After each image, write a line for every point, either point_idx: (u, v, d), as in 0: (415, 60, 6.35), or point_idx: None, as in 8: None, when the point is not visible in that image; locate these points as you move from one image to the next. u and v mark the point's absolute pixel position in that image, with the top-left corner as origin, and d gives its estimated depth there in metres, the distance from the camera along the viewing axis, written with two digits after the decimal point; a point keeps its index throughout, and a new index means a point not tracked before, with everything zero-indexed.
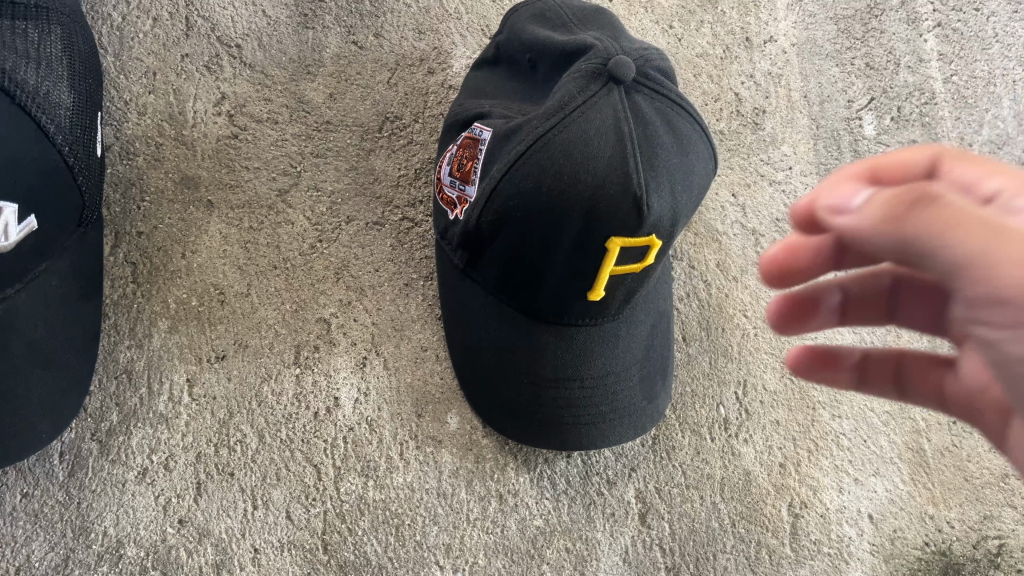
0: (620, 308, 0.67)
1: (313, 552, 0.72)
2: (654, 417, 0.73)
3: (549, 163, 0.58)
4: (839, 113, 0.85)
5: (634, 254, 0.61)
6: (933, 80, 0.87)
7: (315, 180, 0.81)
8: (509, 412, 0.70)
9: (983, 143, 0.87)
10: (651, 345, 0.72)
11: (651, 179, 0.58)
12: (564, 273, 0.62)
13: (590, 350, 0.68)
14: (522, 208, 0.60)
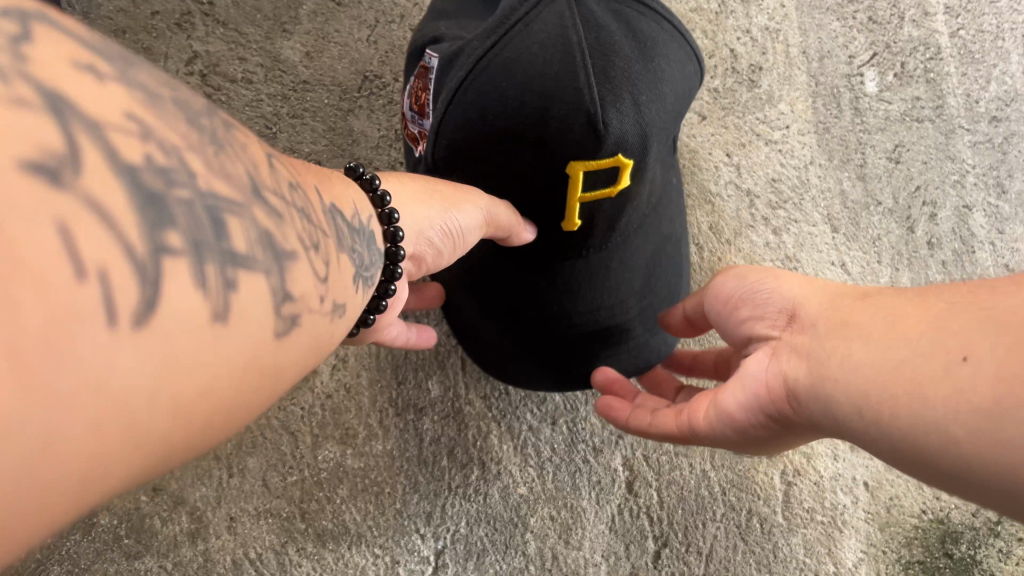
0: (606, 236, 0.58)
1: (290, 521, 0.69)
2: (650, 355, 0.68)
3: (490, 87, 0.49)
4: (839, 70, 0.81)
5: (607, 177, 0.52)
6: (939, 35, 0.82)
7: (292, 142, 0.80)
8: (505, 351, 0.67)
9: (990, 100, 0.81)
10: (651, 279, 0.64)
11: (609, 93, 0.48)
12: (528, 202, 0.54)
13: (577, 287, 0.61)
14: (468, 142, 0.51)
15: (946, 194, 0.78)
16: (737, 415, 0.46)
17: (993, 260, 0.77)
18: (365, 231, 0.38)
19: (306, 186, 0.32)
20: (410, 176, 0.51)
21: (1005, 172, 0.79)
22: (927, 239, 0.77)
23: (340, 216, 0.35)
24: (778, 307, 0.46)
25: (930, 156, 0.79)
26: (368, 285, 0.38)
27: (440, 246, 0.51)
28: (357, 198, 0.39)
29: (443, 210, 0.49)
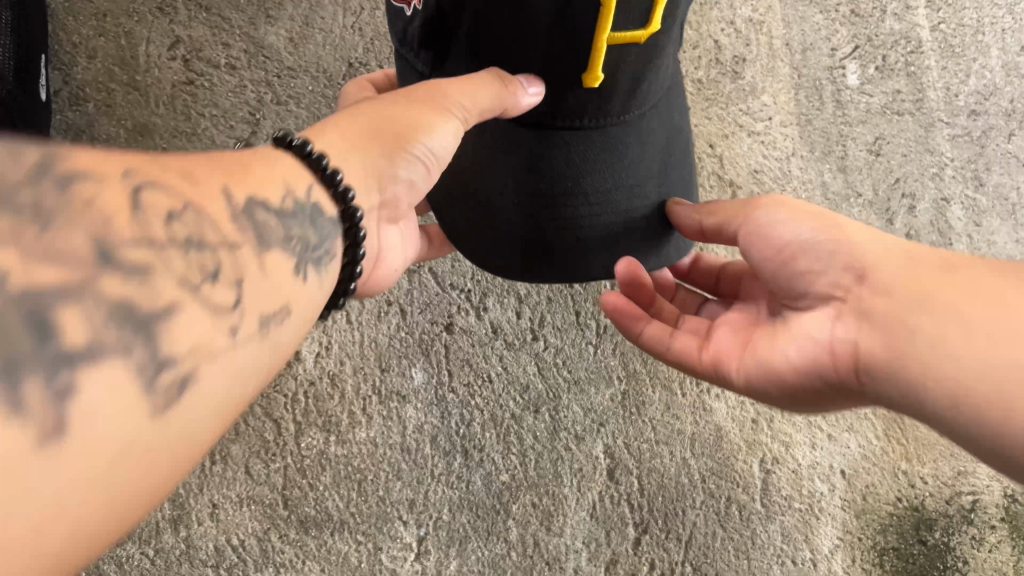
0: (628, 101, 0.51)
1: (272, 508, 0.70)
2: (675, 253, 0.58)
3: None
4: (822, 62, 0.81)
5: (639, 13, 0.45)
6: (921, 28, 0.83)
7: (276, 128, 0.83)
8: (503, 241, 0.55)
9: (970, 93, 0.82)
10: (669, 166, 0.57)
11: None
12: (544, 52, 0.47)
13: (593, 159, 0.52)
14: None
15: (925, 187, 0.79)
16: (792, 379, 0.49)
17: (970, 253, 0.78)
18: (300, 207, 0.40)
19: (201, 204, 0.33)
20: (369, 104, 0.49)
21: (982, 166, 0.80)
22: (906, 231, 0.77)
23: (252, 210, 0.36)
24: (849, 267, 0.48)
25: (909, 149, 0.79)
26: (330, 261, 0.42)
27: (433, 178, 0.52)
28: (285, 173, 0.40)
29: (412, 155, 0.48)
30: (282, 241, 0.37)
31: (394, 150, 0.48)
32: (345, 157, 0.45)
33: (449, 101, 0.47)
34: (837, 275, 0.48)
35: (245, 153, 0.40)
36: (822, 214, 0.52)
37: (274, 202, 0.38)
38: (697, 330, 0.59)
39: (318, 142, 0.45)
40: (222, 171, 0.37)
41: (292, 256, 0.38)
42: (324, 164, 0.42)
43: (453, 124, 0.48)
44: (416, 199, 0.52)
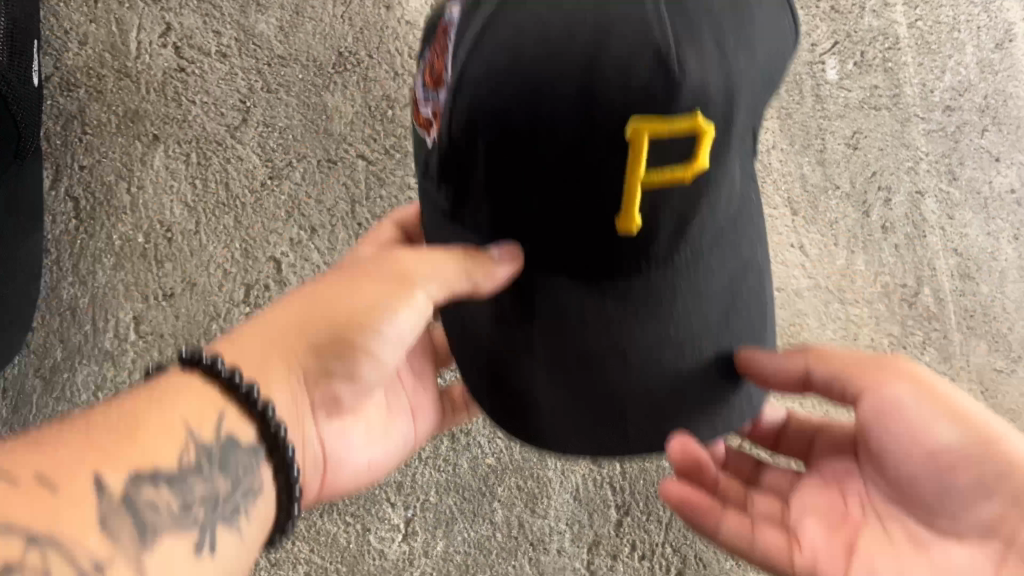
0: (672, 242, 0.42)
1: None
2: (729, 420, 0.48)
3: (529, 22, 0.38)
4: (802, 56, 0.78)
5: (680, 149, 0.38)
6: (898, 24, 0.80)
7: (266, 116, 0.84)
8: (539, 408, 0.48)
9: (945, 90, 0.79)
10: (736, 308, 0.47)
11: (682, 23, 0.37)
12: (549, 201, 0.41)
13: (636, 314, 0.44)
14: (493, 95, 0.39)
15: (900, 180, 0.76)
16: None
17: (943, 245, 0.74)
18: (206, 452, 0.41)
19: (66, 509, 0.34)
20: (313, 288, 0.48)
21: (956, 161, 0.77)
22: (882, 223, 0.74)
23: (140, 489, 0.37)
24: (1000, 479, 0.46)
25: (886, 143, 0.77)
26: (251, 506, 0.43)
27: (390, 367, 0.51)
28: (187, 411, 0.41)
29: (366, 347, 0.47)
30: (180, 513, 0.39)
31: (338, 345, 0.47)
32: (265, 360, 0.46)
33: (409, 275, 0.46)
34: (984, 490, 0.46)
35: (143, 392, 0.41)
36: (966, 407, 0.49)
37: (174, 463, 0.39)
38: (775, 502, 0.55)
39: (245, 357, 0.45)
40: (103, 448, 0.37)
41: (194, 526, 0.39)
42: (237, 382, 0.43)
43: (421, 295, 0.47)
44: (365, 388, 0.51)
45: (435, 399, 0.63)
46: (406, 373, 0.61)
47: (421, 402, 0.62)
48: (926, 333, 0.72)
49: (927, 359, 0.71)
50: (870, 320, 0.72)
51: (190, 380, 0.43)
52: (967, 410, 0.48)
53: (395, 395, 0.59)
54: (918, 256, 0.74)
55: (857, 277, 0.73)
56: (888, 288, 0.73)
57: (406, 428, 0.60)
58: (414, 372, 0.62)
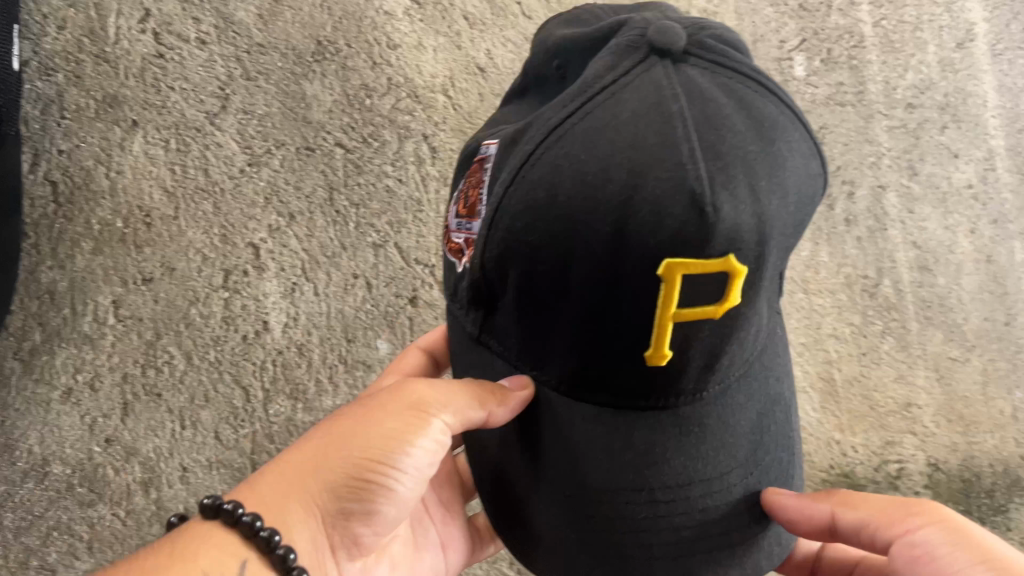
0: (704, 376, 0.42)
1: (241, 471, 0.77)
2: (760, 561, 0.46)
3: (566, 161, 0.38)
4: (769, 53, 0.79)
5: (712, 290, 0.38)
6: (864, 23, 0.80)
7: (245, 103, 0.85)
8: (560, 545, 0.46)
9: (907, 87, 0.78)
10: (762, 443, 0.46)
11: (719, 170, 0.36)
12: (579, 343, 0.41)
13: (662, 447, 0.43)
14: (531, 232, 0.39)
15: (863, 176, 0.76)
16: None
17: (903, 238, 0.75)
18: None
19: None
20: (331, 419, 0.48)
21: (917, 157, 0.77)
22: (845, 216, 0.75)
23: None
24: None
25: (850, 138, 0.77)
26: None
27: (411, 504, 0.50)
28: (209, 566, 0.43)
29: (386, 484, 0.47)
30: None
31: (358, 486, 0.46)
32: (284, 504, 0.46)
33: (425, 407, 0.47)
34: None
35: (172, 545, 0.44)
36: (1002, 556, 0.44)
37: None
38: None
39: (266, 502, 0.45)
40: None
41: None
42: (257, 529, 0.44)
43: (438, 423, 0.47)
44: (387, 530, 0.50)
45: (461, 518, 0.63)
46: (433, 506, 0.61)
47: (449, 535, 0.62)
48: (884, 322, 0.74)
49: (884, 347, 0.73)
50: (831, 309, 0.74)
51: (213, 535, 0.44)
52: (1003, 559, 0.43)
53: (423, 534, 0.59)
54: (879, 249, 0.75)
55: (820, 269, 0.74)
56: (850, 278, 0.74)
57: (432, 564, 0.59)
58: (442, 505, 0.62)
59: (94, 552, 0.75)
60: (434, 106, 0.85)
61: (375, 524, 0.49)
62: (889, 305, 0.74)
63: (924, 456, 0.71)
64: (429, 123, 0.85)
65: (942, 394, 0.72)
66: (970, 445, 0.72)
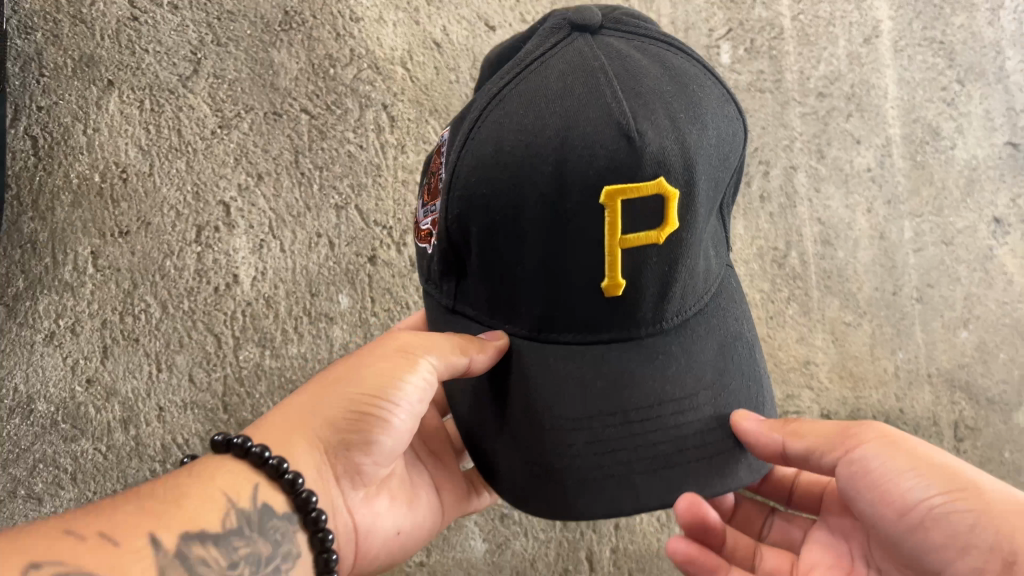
0: (661, 307, 0.51)
1: (213, 411, 0.80)
2: (740, 476, 0.53)
3: (507, 118, 0.48)
4: (701, 41, 0.90)
5: (652, 215, 0.47)
6: (784, 17, 0.93)
7: (215, 68, 0.89)
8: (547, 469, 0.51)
9: (819, 78, 0.91)
10: (726, 371, 0.54)
11: (639, 107, 0.46)
12: (541, 282, 0.49)
13: (628, 370, 0.51)
14: (485, 185, 0.48)
15: (778, 156, 0.88)
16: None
17: (808, 215, 0.87)
18: (247, 516, 0.47)
19: (130, 558, 0.41)
20: (337, 369, 0.55)
21: (825, 142, 0.90)
22: (760, 193, 0.86)
23: (191, 547, 0.43)
24: (965, 530, 0.47)
25: (767, 123, 0.89)
26: (290, 568, 0.48)
27: (405, 442, 0.57)
28: (224, 484, 0.47)
29: (383, 418, 0.53)
30: (227, 571, 0.44)
31: (358, 418, 0.53)
32: (289, 438, 0.52)
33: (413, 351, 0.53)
34: (950, 542, 0.48)
35: (187, 472, 0.48)
36: (940, 463, 0.50)
37: (218, 525, 0.45)
38: (782, 555, 0.62)
39: (275, 438, 0.52)
40: (157, 514, 0.43)
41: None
42: (266, 457, 0.49)
43: (426, 366, 0.53)
44: (385, 465, 0.57)
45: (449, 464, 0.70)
46: (425, 456, 0.69)
47: (440, 479, 0.69)
48: (790, 291, 0.84)
49: (789, 312, 0.84)
50: (744, 278, 0.84)
51: (226, 460, 0.49)
52: (936, 464, 0.50)
53: (416, 475, 0.65)
54: (788, 224, 0.86)
55: (735, 241, 0.84)
56: (761, 250, 0.85)
57: (428, 503, 0.65)
58: (433, 455, 0.70)
59: (78, 482, 0.77)
60: (393, 78, 0.92)
61: (376, 458, 0.56)
62: (794, 274, 0.85)
63: (818, 408, 0.81)
64: (388, 93, 0.91)
65: (836, 353, 0.84)
66: (857, 400, 0.82)
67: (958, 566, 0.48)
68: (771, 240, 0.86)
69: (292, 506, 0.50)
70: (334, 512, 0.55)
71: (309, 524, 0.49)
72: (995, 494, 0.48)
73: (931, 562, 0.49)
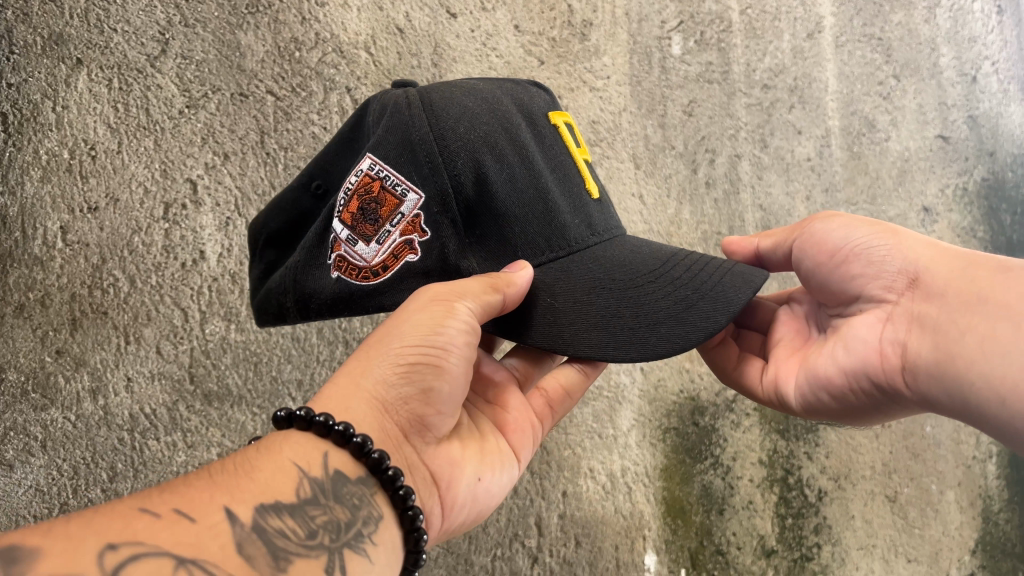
0: (603, 216, 0.66)
1: (180, 382, 0.81)
2: (735, 294, 0.61)
3: (453, 97, 0.62)
4: (653, 33, 1.08)
5: (571, 134, 0.69)
6: (732, 11, 1.12)
7: (184, 48, 0.88)
8: (646, 306, 0.59)
9: (763, 71, 1.12)
10: (674, 254, 0.66)
11: (512, 82, 0.68)
12: (546, 200, 0.60)
13: (626, 252, 0.63)
14: (474, 130, 0.59)
15: (723, 144, 1.06)
16: (836, 378, 0.64)
17: (752, 202, 1.06)
18: (320, 485, 0.47)
19: (205, 529, 0.40)
20: (371, 339, 0.55)
21: (767, 132, 1.09)
22: (706, 179, 1.04)
23: (267, 518, 0.43)
24: (879, 259, 0.63)
25: (714, 113, 1.07)
26: (372, 531, 0.48)
27: (465, 387, 0.56)
28: (293, 456, 0.48)
29: (435, 362, 0.54)
30: (308, 541, 0.44)
31: (411, 368, 0.53)
32: (348, 405, 0.52)
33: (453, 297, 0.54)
34: (866, 270, 0.63)
35: (254, 447, 0.48)
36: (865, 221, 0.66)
37: (292, 496, 0.45)
38: (794, 359, 0.70)
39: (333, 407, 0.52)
40: (229, 488, 0.43)
41: (321, 551, 0.44)
42: (332, 424, 0.49)
43: (463, 309, 0.54)
44: (451, 415, 0.56)
45: (519, 405, 0.66)
46: (481, 406, 0.65)
47: (512, 420, 0.65)
48: None
49: None
50: None
51: (291, 433, 0.49)
52: (866, 222, 0.66)
53: (477, 422, 0.63)
54: (731, 210, 1.04)
55: (682, 224, 1.00)
56: (707, 234, 1.02)
57: (499, 447, 0.62)
58: (492, 403, 0.66)
59: (48, 450, 0.75)
60: (357, 61, 0.95)
61: (439, 407, 0.55)
62: None
63: None
64: (352, 77, 0.95)
65: None
66: None
67: (870, 293, 0.63)
68: (716, 226, 1.03)
69: (366, 470, 0.50)
70: (410, 467, 0.53)
71: (387, 485, 0.49)
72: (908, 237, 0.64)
73: (850, 292, 0.65)
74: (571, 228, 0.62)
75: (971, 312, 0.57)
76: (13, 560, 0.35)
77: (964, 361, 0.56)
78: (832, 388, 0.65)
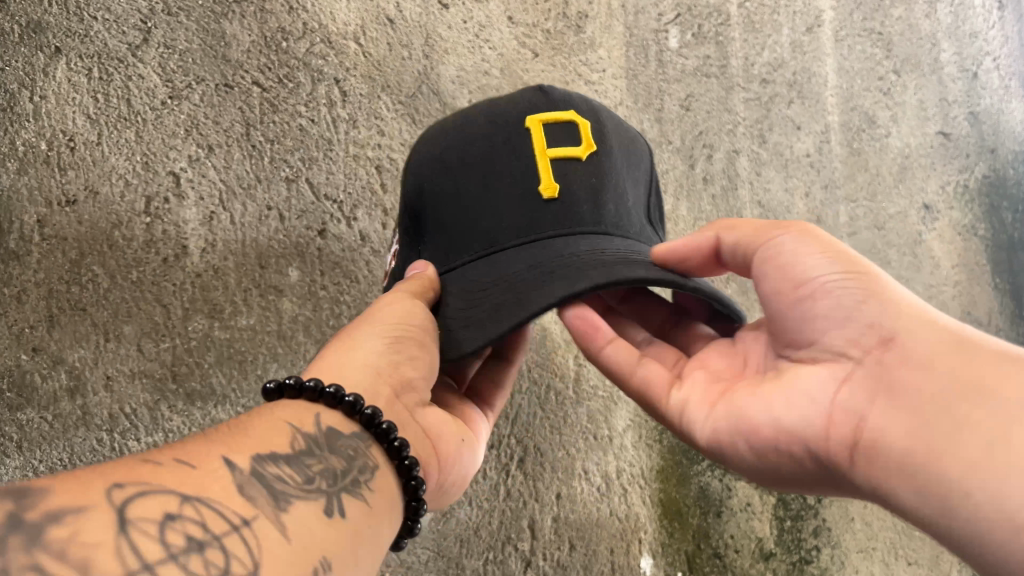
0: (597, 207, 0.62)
1: (162, 381, 0.78)
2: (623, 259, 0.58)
3: (437, 136, 0.68)
4: (650, 25, 1.06)
5: (566, 134, 0.64)
6: (729, 4, 1.11)
7: (167, 38, 0.86)
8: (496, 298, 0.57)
9: (762, 65, 1.11)
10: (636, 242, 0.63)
11: (553, 98, 0.67)
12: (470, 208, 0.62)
13: (551, 241, 0.60)
14: (426, 166, 0.66)
15: (721, 140, 1.05)
16: (766, 431, 0.54)
17: (750, 198, 1.04)
18: (312, 438, 0.46)
19: (208, 473, 0.39)
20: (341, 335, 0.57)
21: (765, 127, 1.08)
22: (704, 176, 1.02)
23: (265, 466, 0.42)
24: (855, 305, 0.52)
25: (712, 107, 1.06)
26: (368, 479, 0.47)
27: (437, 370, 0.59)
28: (284, 414, 0.47)
29: (419, 337, 0.56)
30: (306, 486, 0.43)
31: (398, 341, 0.55)
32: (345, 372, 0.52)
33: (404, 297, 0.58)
34: (837, 315, 0.52)
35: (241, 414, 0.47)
36: (850, 256, 0.55)
37: (287, 447, 0.44)
38: (713, 385, 0.61)
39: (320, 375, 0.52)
40: (224, 441, 0.43)
41: (320, 494, 0.43)
42: (322, 387, 0.49)
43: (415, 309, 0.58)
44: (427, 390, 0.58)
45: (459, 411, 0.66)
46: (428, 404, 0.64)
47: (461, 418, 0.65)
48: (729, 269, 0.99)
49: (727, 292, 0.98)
50: None
51: (282, 402, 0.49)
52: (846, 256, 0.55)
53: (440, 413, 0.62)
54: (729, 206, 1.03)
55: (678, 221, 0.97)
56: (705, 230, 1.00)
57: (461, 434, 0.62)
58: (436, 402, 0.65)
59: (24, 451, 0.72)
60: (346, 52, 0.92)
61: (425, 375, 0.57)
62: None
63: None
64: (340, 68, 0.92)
65: None
66: None
67: (834, 339, 0.53)
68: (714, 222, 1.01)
69: (358, 426, 0.49)
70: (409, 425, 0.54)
71: (381, 437, 0.49)
72: (887, 287, 0.53)
73: (810, 334, 0.54)
74: (499, 229, 0.61)
75: (960, 405, 0.46)
76: (22, 494, 0.33)
77: (940, 463, 0.45)
78: (758, 442, 0.55)
